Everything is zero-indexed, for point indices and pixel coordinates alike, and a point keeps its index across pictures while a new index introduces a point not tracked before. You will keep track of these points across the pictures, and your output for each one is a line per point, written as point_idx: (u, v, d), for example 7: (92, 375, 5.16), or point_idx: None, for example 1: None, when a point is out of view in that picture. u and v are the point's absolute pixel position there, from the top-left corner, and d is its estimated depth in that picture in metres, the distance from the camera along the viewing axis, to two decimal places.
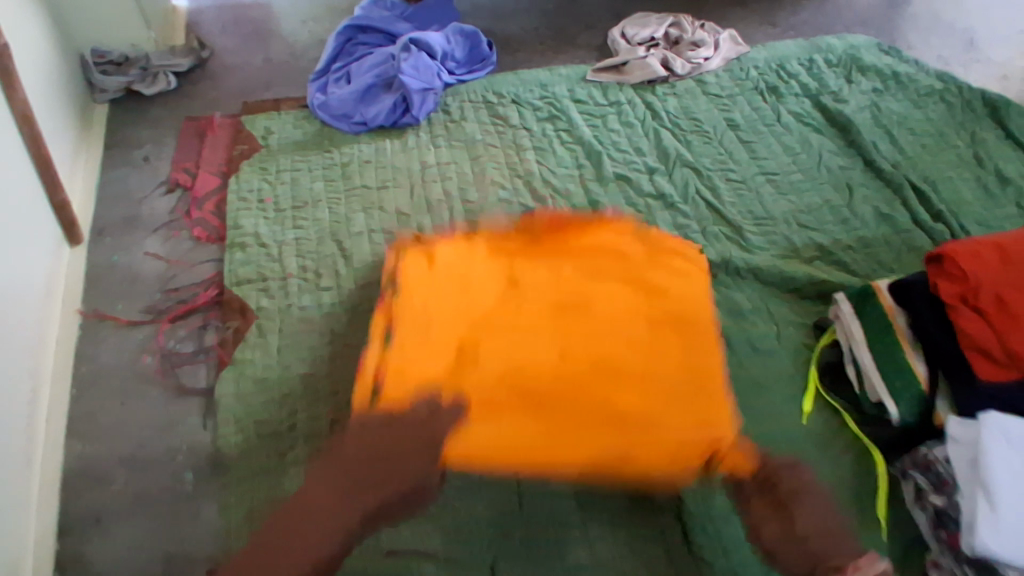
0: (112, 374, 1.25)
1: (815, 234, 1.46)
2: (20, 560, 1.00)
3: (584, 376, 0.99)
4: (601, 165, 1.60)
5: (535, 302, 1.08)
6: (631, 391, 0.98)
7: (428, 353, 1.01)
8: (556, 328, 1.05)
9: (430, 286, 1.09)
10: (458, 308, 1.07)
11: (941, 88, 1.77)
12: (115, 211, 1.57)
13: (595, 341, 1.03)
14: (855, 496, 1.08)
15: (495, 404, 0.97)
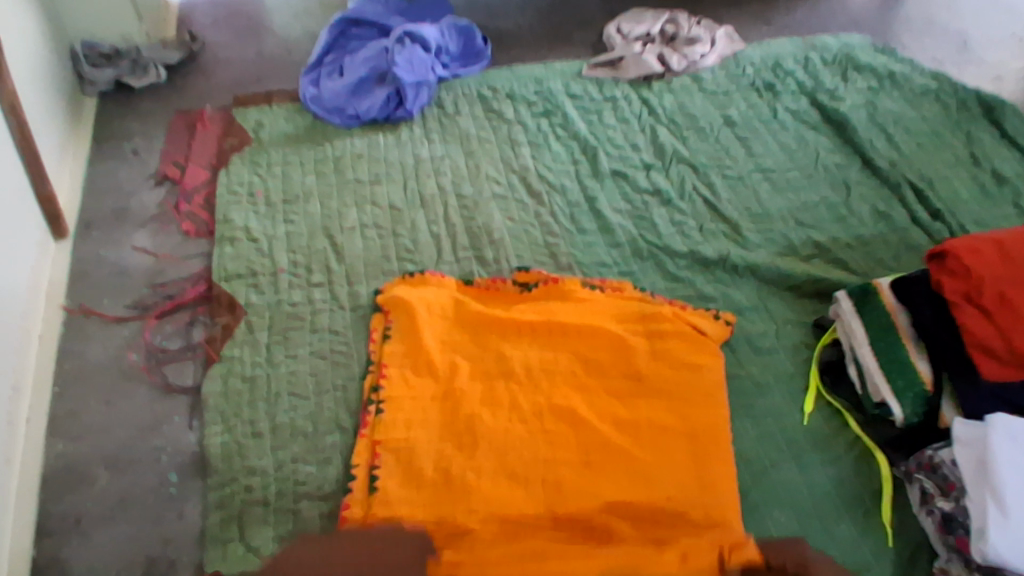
0: (96, 371, 1.22)
1: (813, 232, 1.45)
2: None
3: (573, 499, 1.01)
4: (597, 161, 1.58)
5: (521, 419, 1.09)
6: (622, 511, 1.00)
7: (413, 489, 1.03)
8: (539, 441, 1.07)
9: (415, 409, 1.11)
10: (445, 428, 1.09)
11: (936, 87, 1.76)
12: (103, 204, 1.54)
13: (581, 457, 1.05)
14: (855, 496, 1.07)
15: (482, 526, 0.99)
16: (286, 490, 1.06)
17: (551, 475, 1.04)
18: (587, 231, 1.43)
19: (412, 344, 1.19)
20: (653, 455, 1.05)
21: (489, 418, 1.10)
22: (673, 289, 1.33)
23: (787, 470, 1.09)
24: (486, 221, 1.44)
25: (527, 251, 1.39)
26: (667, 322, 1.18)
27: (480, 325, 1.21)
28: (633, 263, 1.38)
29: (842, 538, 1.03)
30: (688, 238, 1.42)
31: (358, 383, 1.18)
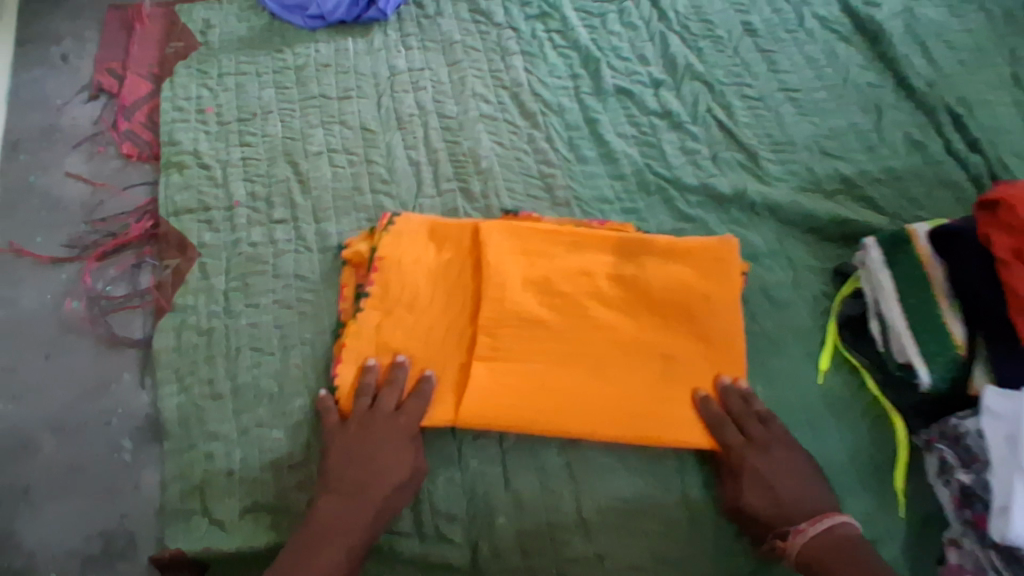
0: (32, 322, 1.10)
1: (839, 164, 1.30)
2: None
3: (582, 390, 0.97)
4: (599, 76, 1.38)
5: (530, 306, 1.02)
6: (625, 405, 0.97)
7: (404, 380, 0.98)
8: (549, 330, 1.01)
9: (416, 298, 1.03)
10: (450, 302, 1.04)
11: None
12: (29, 120, 1.33)
13: (590, 350, 1.00)
14: (868, 464, 1.01)
15: (486, 405, 0.95)
16: (251, 460, 0.96)
17: (556, 364, 0.99)
18: (587, 159, 1.27)
19: (392, 261, 1.05)
20: (659, 350, 1.00)
21: (492, 311, 1.01)
22: (682, 231, 1.19)
23: (801, 435, 1.03)
24: (473, 146, 1.27)
25: (519, 183, 1.23)
26: (689, 251, 1.05)
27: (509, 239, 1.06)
28: (637, 199, 1.23)
29: (854, 510, 0.99)
30: (699, 168, 1.26)
31: (329, 337, 1.05)
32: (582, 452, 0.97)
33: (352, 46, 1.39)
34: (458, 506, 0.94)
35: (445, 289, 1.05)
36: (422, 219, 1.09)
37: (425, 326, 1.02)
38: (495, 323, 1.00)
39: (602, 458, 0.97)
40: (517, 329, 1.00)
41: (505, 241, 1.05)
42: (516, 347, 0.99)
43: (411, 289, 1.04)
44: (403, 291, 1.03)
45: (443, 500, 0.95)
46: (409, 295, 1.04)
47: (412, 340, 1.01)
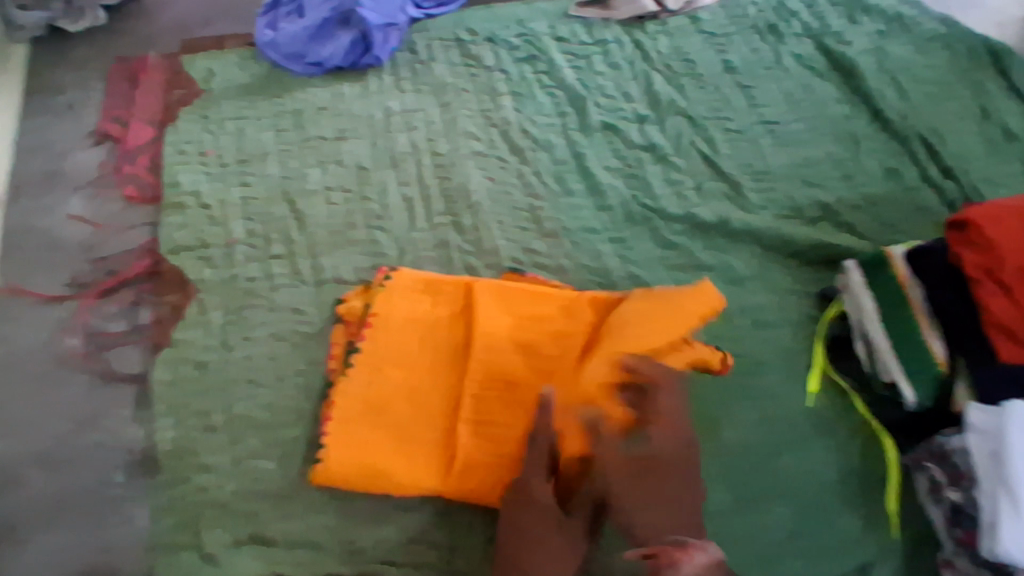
0: (30, 358, 1.12)
1: (819, 192, 1.33)
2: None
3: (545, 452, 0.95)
4: (585, 113, 1.43)
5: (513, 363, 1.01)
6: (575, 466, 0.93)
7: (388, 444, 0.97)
8: (527, 390, 0.99)
9: (406, 359, 1.04)
10: (436, 363, 1.03)
11: (946, 32, 1.59)
12: (35, 166, 1.38)
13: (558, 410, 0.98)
14: (857, 484, 1.02)
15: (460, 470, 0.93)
16: (242, 490, 0.96)
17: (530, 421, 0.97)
18: (574, 192, 1.30)
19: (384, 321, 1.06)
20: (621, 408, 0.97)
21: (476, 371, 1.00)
22: (668, 258, 1.22)
23: (790, 456, 1.04)
24: (463, 182, 1.31)
25: (508, 215, 1.27)
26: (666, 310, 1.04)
27: (499, 298, 1.07)
28: (624, 228, 1.26)
29: (846, 530, 0.99)
30: (683, 198, 1.30)
31: (322, 367, 1.07)
32: None
33: (348, 90, 1.46)
34: (436, 532, 0.94)
35: (434, 347, 1.05)
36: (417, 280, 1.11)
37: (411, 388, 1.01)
38: (478, 384, 0.99)
39: None
40: (498, 390, 0.99)
41: (494, 301, 1.07)
42: (492, 407, 0.98)
43: (400, 348, 1.04)
44: (393, 351, 1.04)
45: (421, 524, 0.95)
46: (396, 354, 1.04)
47: (397, 398, 1.00)
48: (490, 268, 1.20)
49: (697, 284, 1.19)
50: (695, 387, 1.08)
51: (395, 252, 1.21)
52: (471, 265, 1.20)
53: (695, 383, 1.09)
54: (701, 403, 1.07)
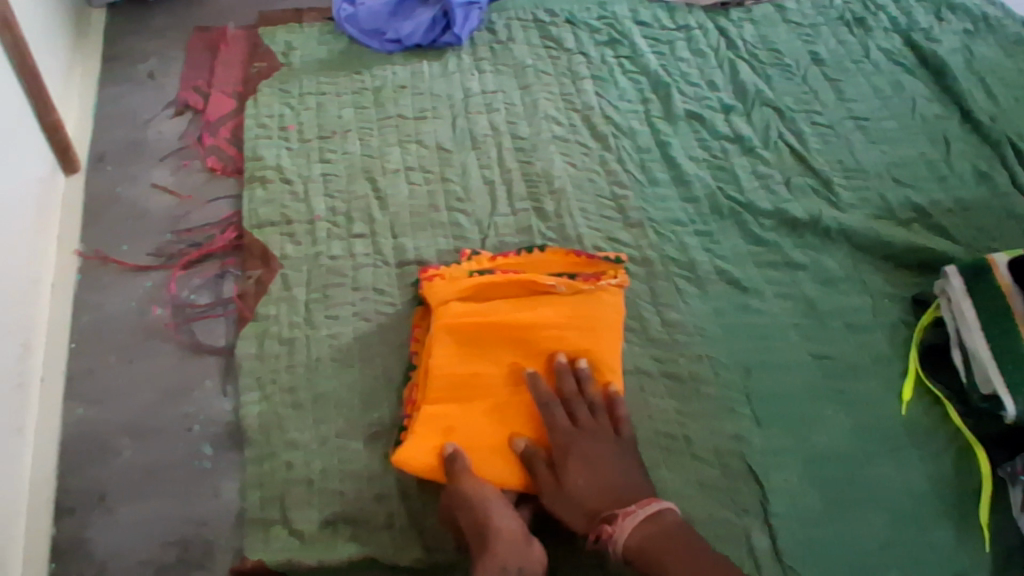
0: (118, 326, 1.13)
1: (911, 192, 1.28)
2: (8, 547, 0.89)
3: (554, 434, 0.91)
4: (669, 101, 1.39)
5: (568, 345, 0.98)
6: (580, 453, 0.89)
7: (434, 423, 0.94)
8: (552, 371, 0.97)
9: None
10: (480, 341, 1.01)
11: None
12: (118, 134, 1.39)
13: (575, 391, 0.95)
14: (955, 497, 0.98)
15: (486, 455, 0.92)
16: (329, 469, 0.96)
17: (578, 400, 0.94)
18: (659, 182, 1.27)
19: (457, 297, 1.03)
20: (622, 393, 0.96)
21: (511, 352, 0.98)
22: (756, 254, 1.19)
23: (883, 464, 1.00)
24: (545, 167, 1.28)
25: (591, 203, 1.24)
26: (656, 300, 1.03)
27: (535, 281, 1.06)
28: (711, 221, 1.22)
29: (943, 542, 0.95)
30: (773, 193, 1.26)
31: (405, 349, 1.07)
32: (662, 478, 0.98)
33: (427, 68, 1.43)
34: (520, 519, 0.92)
35: None
36: (496, 265, 1.10)
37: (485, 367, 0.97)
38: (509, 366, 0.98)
39: (681, 482, 0.98)
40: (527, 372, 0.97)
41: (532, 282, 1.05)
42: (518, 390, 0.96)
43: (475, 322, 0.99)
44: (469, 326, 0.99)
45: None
46: (472, 329, 0.99)
47: (473, 377, 0.96)
48: None
49: (786, 283, 1.16)
50: (786, 388, 1.05)
51: (478, 236, 1.20)
52: None
53: (784, 384, 1.06)
54: (793, 404, 1.04)
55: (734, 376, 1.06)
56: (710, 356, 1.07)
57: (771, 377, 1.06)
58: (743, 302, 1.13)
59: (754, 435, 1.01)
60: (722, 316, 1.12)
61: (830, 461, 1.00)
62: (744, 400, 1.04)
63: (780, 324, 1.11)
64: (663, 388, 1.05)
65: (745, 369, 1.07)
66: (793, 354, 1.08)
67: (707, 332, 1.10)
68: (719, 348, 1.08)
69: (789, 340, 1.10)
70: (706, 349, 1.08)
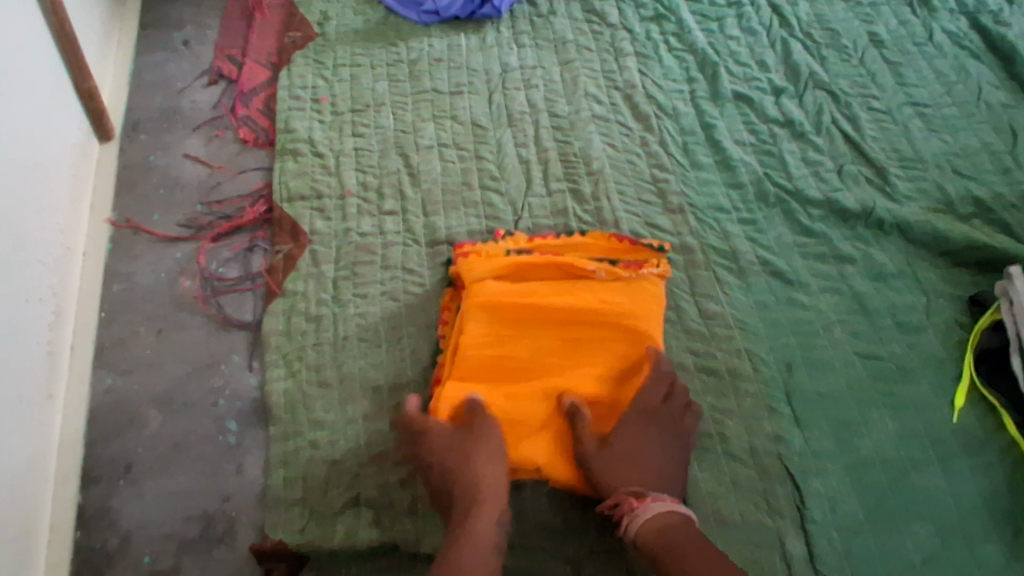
0: (148, 297, 1.13)
1: (973, 185, 1.20)
2: (36, 513, 0.89)
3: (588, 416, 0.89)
4: (716, 81, 1.33)
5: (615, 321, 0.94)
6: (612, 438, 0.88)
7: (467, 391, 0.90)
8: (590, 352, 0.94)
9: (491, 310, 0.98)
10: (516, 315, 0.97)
11: None
12: (152, 102, 1.37)
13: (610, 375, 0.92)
14: (1008, 512, 0.92)
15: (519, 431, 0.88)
16: (354, 450, 0.95)
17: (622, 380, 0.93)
18: (702, 166, 1.22)
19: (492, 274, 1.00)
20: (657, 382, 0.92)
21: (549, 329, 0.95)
22: (804, 246, 1.13)
23: (931, 473, 0.95)
24: (583, 147, 1.24)
25: (630, 186, 1.19)
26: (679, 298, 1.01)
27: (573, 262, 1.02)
28: (756, 209, 1.17)
29: (992, 560, 0.89)
30: (823, 181, 1.19)
31: (433, 331, 1.04)
32: (694, 476, 0.94)
33: (465, 41, 1.39)
34: (551, 515, 0.91)
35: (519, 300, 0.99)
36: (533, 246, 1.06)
37: (527, 341, 0.94)
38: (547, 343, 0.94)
39: (713, 481, 0.94)
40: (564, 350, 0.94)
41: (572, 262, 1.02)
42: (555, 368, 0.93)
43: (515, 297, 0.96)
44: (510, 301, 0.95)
45: (535, 504, 0.92)
46: (513, 302, 0.95)
47: (514, 350, 0.93)
48: None
49: (835, 277, 1.10)
50: (829, 389, 1.00)
51: (511, 217, 1.16)
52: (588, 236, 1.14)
53: (826, 384, 1.01)
54: (836, 405, 0.99)
55: (774, 373, 1.01)
56: (749, 350, 1.03)
57: (814, 376, 1.01)
58: (787, 295, 1.08)
59: (793, 435, 0.97)
60: (765, 310, 1.07)
61: (874, 466, 0.95)
62: (784, 398, 0.99)
63: (826, 320, 1.06)
64: (698, 382, 1.01)
65: (786, 367, 1.02)
66: (838, 353, 1.03)
67: (748, 326, 1.05)
68: (760, 344, 1.04)
69: (834, 338, 1.04)
70: (746, 343, 1.03)
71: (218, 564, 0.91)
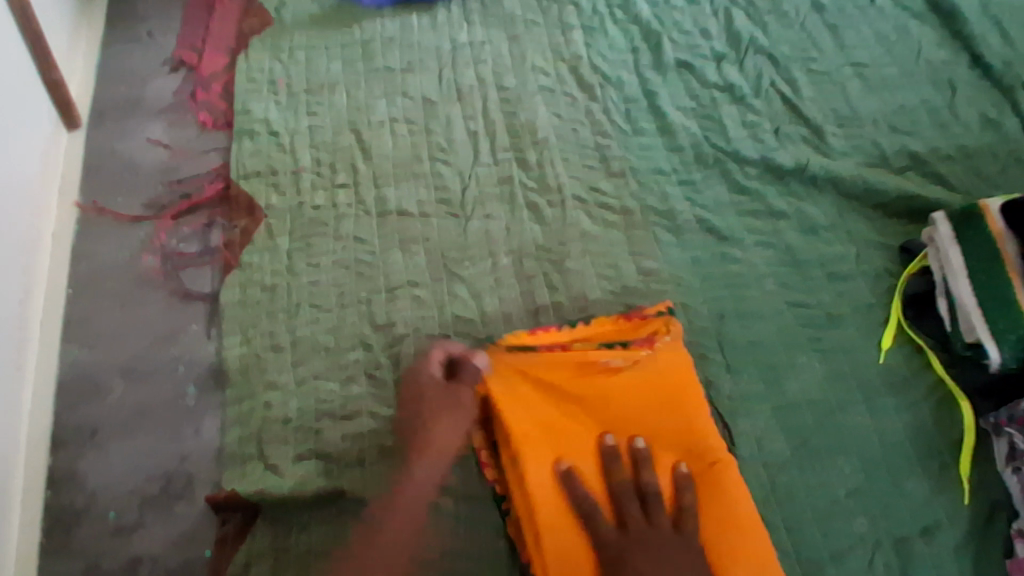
0: (111, 274, 1.18)
1: (908, 140, 1.24)
2: (7, 475, 0.95)
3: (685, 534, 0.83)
4: (659, 49, 1.36)
5: (666, 426, 0.90)
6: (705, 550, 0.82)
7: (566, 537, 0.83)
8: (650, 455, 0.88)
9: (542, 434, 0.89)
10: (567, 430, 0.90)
11: None
12: (117, 90, 1.42)
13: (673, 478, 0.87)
14: (933, 447, 0.94)
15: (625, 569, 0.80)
16: (306, 409, 1.00)
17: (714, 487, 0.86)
18: (644, 132, 1.26)
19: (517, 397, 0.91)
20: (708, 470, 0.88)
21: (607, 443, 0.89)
22: (739, 204, 1.17)
23: (857, 412, 0.97)
24: (529, 118, 1.28)
25: (574, 153, 1.24)
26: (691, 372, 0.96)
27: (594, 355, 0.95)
28: (694, 170, 1.21)
29: (916, 492, 0.91)
30: (760, 142, 1.24)
31: (381, 296, 1.09)
32: None
33: (417, 21, 1.43)
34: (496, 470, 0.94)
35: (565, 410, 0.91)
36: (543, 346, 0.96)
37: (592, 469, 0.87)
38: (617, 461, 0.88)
39: None
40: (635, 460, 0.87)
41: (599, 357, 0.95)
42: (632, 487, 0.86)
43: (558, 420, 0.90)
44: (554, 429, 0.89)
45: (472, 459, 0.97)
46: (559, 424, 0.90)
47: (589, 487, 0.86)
48: (553, 205, 1.18)
49: (768, 232, 1.14)
50: (761, 336, 1.04)
51: (459, 186, 1.20)
52: (532, 202, 1.18)
53: (757, 332, 1.04)
54: (766, 351, 1.03)
55: (707, 323, 1.05)
56: (684, 303, 1.07)
57: (744, 325, 1.05)
58: (722, 251, 1.12)
59: (724, 380, 1.00)
60: (700, 265, 1.11)
61: (802, 407, 0.98)
62: (716, 346, 1.03)
63: (758, 273, 1.10)
64: None
65: (719, 318, 1.06)
66: (769, 302, 1.07)
67: (683, 281, 1.09)
68: (694, 297, 1.08)
69: (766, 290, 1.08)
70: (680, 296, 1.08)
71: (179, 518, 0.98)
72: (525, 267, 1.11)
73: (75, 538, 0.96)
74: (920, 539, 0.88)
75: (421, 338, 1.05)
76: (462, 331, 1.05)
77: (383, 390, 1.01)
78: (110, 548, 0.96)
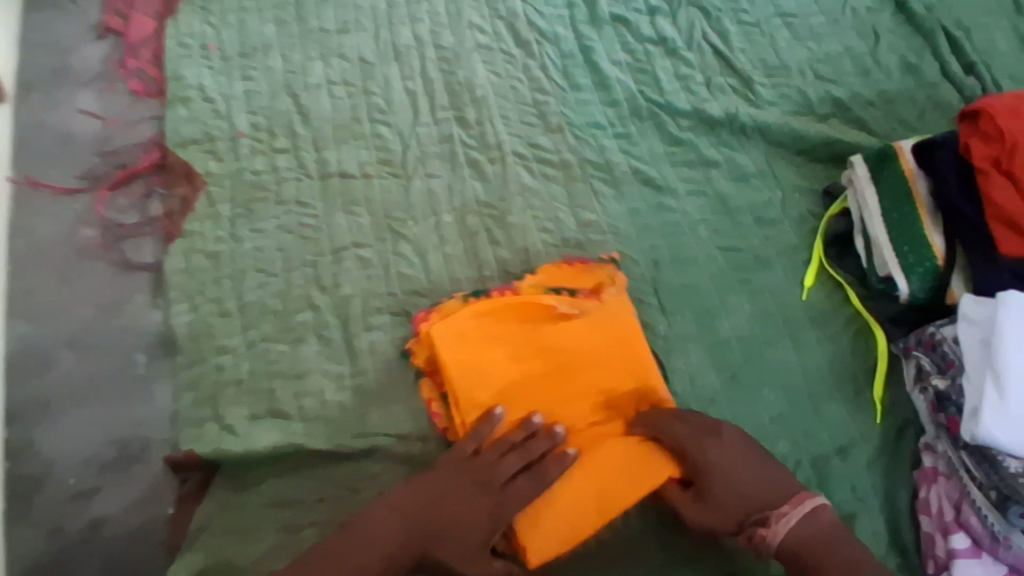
0: (51, 249, 1.16)
1: (832, 87, 1.29)
2: None
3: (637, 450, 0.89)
4: (594, 3, 1.38)
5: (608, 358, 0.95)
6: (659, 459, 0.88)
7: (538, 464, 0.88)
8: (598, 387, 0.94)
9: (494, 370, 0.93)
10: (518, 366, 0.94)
11: None
12: (42, 61, 1.37)
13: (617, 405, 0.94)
14: (851, 375, 1.01)
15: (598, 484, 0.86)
16: (257, 370, 1.01)
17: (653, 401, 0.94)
18: (581, 87, 1.28)
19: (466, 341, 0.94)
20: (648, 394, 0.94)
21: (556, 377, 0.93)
22: (673, 154, 1.21)
23: (783, 346, 1.04)
24: (467, 76, 1.28)
25: (513, 110, 1.25)
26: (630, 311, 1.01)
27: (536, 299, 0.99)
28: (629, 123, 1.24)
29: (835, 417, 0.99)
30: (693, 93, 1.27)
31: (326, 259, 1.10)
32: None
33: None
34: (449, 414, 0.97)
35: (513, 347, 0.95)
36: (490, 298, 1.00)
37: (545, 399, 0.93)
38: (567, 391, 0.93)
39: None
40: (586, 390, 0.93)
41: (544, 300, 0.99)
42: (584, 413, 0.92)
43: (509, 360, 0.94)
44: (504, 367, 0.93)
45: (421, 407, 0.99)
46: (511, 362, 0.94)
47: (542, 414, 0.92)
48: (493, 162, 1.20)
49: (700, 180, 1.19)
50: (695, 281, 1.09)
51: (399, 147, 1.21)
52: (473, 159, 1.20)
53: (691, 276, 1.09)
54: (699, 293, 1.08)
55: (644, 270, 1.10)
56: (621, 252, 1.11)
57: (679, 271, 1.10)
58: (657, 201, 1.16)
59: (660, 322, 1.05)
60: (636, 216, 1.15)
61: (732, 344, 1.04)
62: (652, 291, 1.08)
63: (691, 220, 1.15)
64: None
65: (655, 264, 1.10)
66: (700, 248, 1.12)
67: (621, 231, 1.13)
68: (631, 246, 1.12)
69: (698, 236, 1.13)
70: (618, 246, 1.12)
71: (137, 481, 1.00)
72: (468, 223, 1.14)
73: (33, 509, 0.98)
74: (838, 457, 0.96)
75: (369, 298, 1.07)
76: (408, 288, 1.08)
77: (333, 349, 1.03)
78: (69, 516, 0.97)
